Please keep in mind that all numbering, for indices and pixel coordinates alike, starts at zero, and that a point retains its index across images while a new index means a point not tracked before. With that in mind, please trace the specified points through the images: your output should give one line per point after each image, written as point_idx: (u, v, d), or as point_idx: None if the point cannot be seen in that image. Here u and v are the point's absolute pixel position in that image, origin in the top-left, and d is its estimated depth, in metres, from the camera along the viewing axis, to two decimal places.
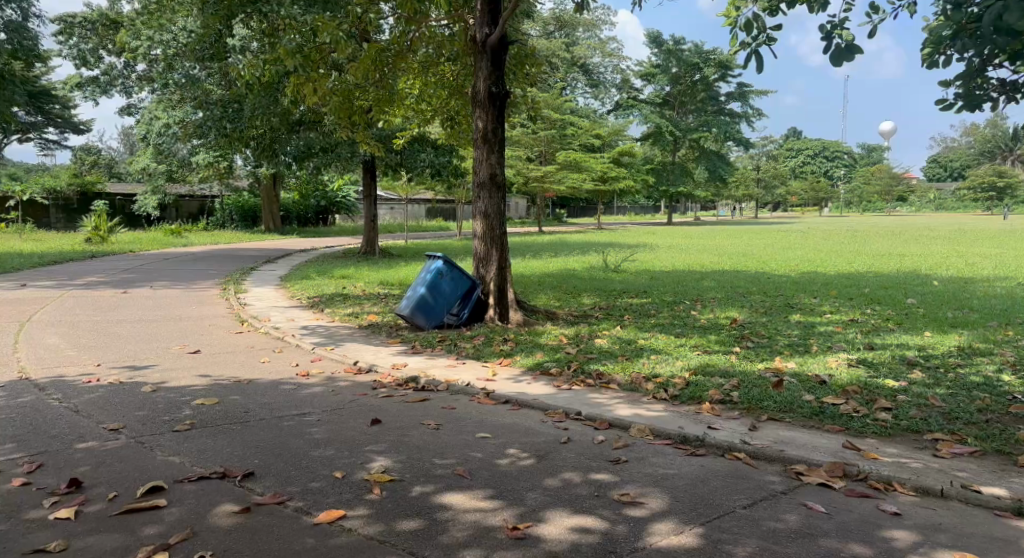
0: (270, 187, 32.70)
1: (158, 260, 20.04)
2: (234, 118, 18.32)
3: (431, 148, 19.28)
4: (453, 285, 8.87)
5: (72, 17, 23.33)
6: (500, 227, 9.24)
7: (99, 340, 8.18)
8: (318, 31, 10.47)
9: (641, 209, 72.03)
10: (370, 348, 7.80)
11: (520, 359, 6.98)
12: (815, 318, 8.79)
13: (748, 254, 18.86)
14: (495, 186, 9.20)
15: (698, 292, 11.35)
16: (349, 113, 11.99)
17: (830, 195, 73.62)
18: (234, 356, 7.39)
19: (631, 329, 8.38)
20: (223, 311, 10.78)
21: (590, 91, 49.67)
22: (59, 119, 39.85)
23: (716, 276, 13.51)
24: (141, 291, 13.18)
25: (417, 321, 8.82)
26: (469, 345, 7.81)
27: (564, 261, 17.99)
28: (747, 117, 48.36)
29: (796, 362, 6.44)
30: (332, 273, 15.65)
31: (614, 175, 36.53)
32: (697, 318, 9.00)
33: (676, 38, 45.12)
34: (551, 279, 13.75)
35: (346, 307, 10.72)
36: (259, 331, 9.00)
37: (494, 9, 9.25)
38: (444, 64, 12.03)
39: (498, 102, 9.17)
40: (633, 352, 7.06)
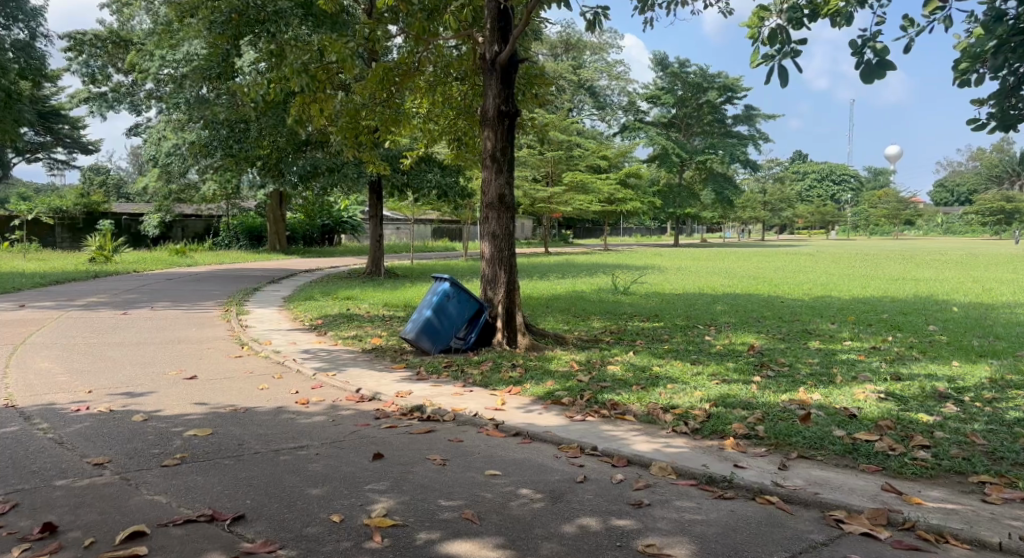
0: (276, 207, 32.59)
1: (162, 280, 19.81)
2: (241, 138, 18.10)
3: (438, 168, 19.13)
4: (459, 307, 8.58)
5: (83, 36, 23.33)
6: (509, 249, 8.96)
7: (94, 364, 7.90)
8: (326, 50, 10.27)
9: (648, 230, 71.87)
10: (373, 374, 7.48)
11: (530, 387, 6.67)
12: (835, 345, 8.46)
13: (759, 277, 18.56)
14: (504, 207, 8.95)
15: (711, 316, 11.04)
16: (354, 133, 11.76)
17: (838, 219, 73.32)
18: (231, 381, 7.11)
19: (645, 355, 8.05)
20: (223, 334, 10.49)
21: (596, 113, 49.68)
22: (67, 139, 39.89)
23: (728, 299, 13.19)
24: (142, 312, 12.92)
25: (423, 345, 8.54)
26: (476, 371, 7.50)
27: (572, 283, 17.69)
28: (754, 139, 48.22)
29: (821, 393, 6.11)
30: (336, 294, 15.39)
31: (620, 197, 36.36)
32: (712, 344, 8.68)
33: (682, 61, 45.12)
34: (559, 302, 13.46)
35: (350, 330, 10.42)
36: (259, 356, 8.69)
37: (503, 27, 9.04)
38: (452, 83, 11.86)
39: (508, 121, 8.93)
40: (648, 380, 6.74)
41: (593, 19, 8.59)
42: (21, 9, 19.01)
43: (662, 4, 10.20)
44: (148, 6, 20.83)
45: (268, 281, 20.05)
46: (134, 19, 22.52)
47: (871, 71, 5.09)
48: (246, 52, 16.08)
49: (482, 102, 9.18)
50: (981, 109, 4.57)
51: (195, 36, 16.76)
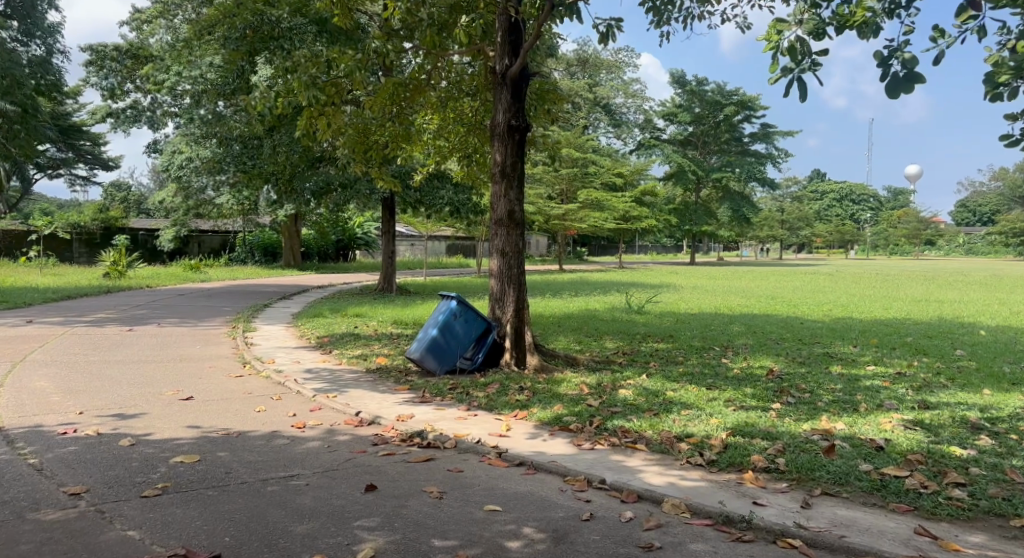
0: (291, 223, 32.58)
1: (174, 296, 19.69)
2: (255, 154, 18.04)
3: (450, 184, 18.95)
4: (466, 327, 8.32)
5: (104, 50, 23.61)
6: (518, 266, 8.70)
7: (90, 383, 7.68)
8: (335, 63, 10.09)
9: (664, 249, 71.53)
10: (375, 396, 7.21)
11: (537, 411, 6.37)
12: (857, 370, 8.11)
13: (777, 297, 18.16)
14: (513, 223, 8.68)
15: (728, 337, 10.69)
16: (363, 149, 11.57)
17: (857, 238, 72.54)
18: (228, 403, 6.85)
19: (658, 378, 7.72)
20: (228, 352, 10.27)
21: (612, 130, 49.56)
22: (88, 155, 40.22)
23: (745, 320, 12.84)
24: (148, 329, 12.75)
25: (428, 365, 8.29)
26: (482, 394, 7.21)
27: (585, 302, 17.38)
28: (772, 158, 47.84)
29: (845, 423, 5.78)
30: (345, 311, 15.17)
31: (636, 215, 36.06)
32: (728, 367, 8.35)
33: (699, 79, 44.90)
34: (571, 321, 13.15)
35: (356, 349, 10.15)
36: (260, 375, 8.44)
37: (514, 40, 8.82)
38: (464, 99, 11.67)
39: (518, 136, 8.69)
40: (661, 406, 6.42)
41: (606, 31, 8.34)
42: (39, 25, 19.10)
43: (678, 16, 9.95)
44: (166, 23, 20.89)
45: (279, 297, 19.90)
46: (152, 35, 22.62)
47: (896, 84, 4.85)
48: (260, 67, 16.05)
49: (492, 117, 8.95)
50: (1014, 124, 4.29)
51: (211, 52, 16.72)
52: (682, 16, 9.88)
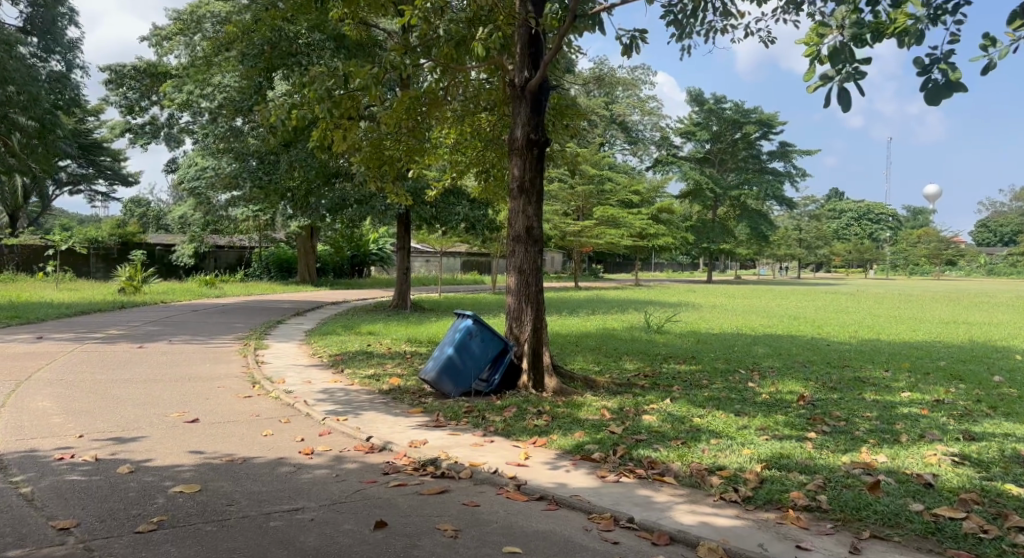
0: (307, 239, 32.47)
1: (187, 312, 19.50)
2: (271, 170, 17.88)
3: (467, 200, 18.74)
4: (483, 346, 8.00)
5: (123, 69, 23.68)
6: (536, 283, 8.40)
7: (92, 404, 7.41)
8: (351, 76, 9.86)
9: (680, 267, 71.05)
10: (387, 420, 6.91)
11: (557, 438, 6.05)
12: (893, 397, 7.74)
13: (799, 317, 17.75)
14: (531, 240, 8.40)
15: (752, 359, 10.33)
16: (377, 163, 11.34)
17: (876, 258, 71.75)
18: (234, 427, 6.56)
19: (683, 403, 7.38)
20: (238, 371, 9.99)
21: (628, 147, 49.35)
22: (108, 171, 40.34)
23: (769, 341, 12.45)
24: (158, 346, 12.50)
25: (444, 387, 7.96)
26: (499, 418, 6.90)
27: (602, 320, 17.06)
28: (791, 176, 47.45)
29: (887, 456, 5.46)
30: (359, 328, 14.91)
31: (653, 232, 35.74)
32: (755, 391, 7.99)
33: (717, 97, 44.67)
34: (588, 340, 12.82)
35: (368, 368, 9.86)
36: (269, 396, 8.16)
37: (533, 54, 8.57)
38: (481, 114, 11.43)
39: (537, 150, 8.42)
40: (689, 434, 6.09)
41: (630, 43, 8.08)
42: (59, 41, 19.02)
43: (701, 31, 9.70)
44: (185, 40, 20.89)
45: (293, 313, 19.68)
46: (171, 53, 22.64)
47: (941, 93, 4.54)
48: (278, 82, 15.98)
49: (510, 131, 8.69)
50: None
51: (229, 68, 16.65)
52: (707, 29, 9.61)
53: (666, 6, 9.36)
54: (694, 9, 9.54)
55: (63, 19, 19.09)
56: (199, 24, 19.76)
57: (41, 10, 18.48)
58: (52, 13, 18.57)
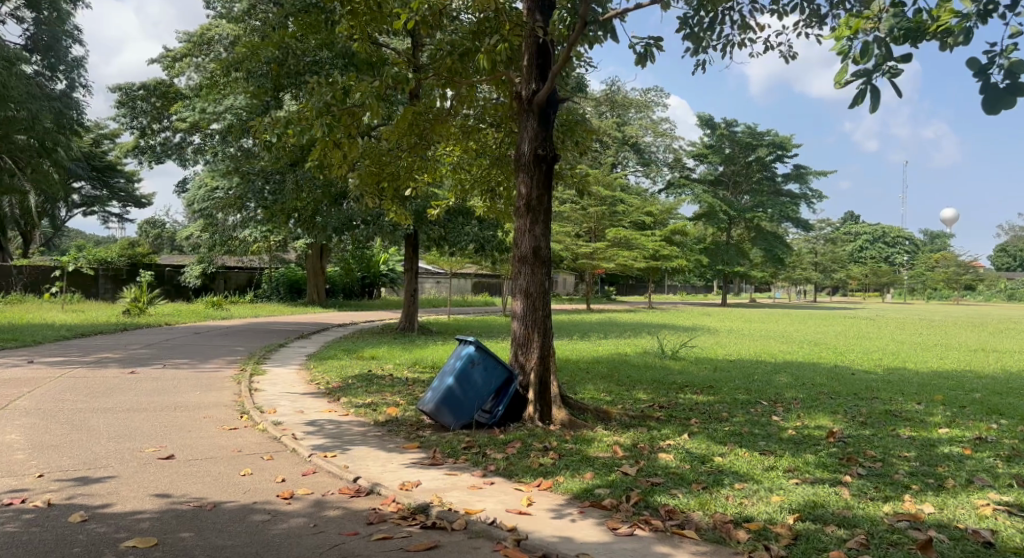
0: (316, 259, 32.04)
1: (189, 335, 19.02)
2: (276, 191, 17.37)
3: (476, 220, 18.25)
4: (486, 376, 7.39)
5: (133, 90, 23.45)
6: (543, 307, 7.84)
7: (64, 438, 6.88)
8: (350, 88, 9.39)
9: (694, 289, 70.25)
10: (379, 456, 6.34)
11: (564, 480, 5.46)
12: (931, 433, 7.13)
13: (821, 343, 17.08)
14: (539, 261, 7.85)
15: (775, 390, 9.69)
16: (379, 182, 10.86)
17: (894, 282, 70.72)
18: (211, 465, 6.01)
19: (703, 439, 6.78)
20: (229, 399, 9.44)
21: (641, 169, 48.83)
22: (122, 193, 40.24)
23: (791, 369, 11.81)
24: (150, 372, 11.95)
25: (443, 420, 7.41)
26: (501, 455, 6.32)
27: (615, 345, 16.44)
28: (806, 198, 46.90)
29: (934, 504, 4.90)
30: (361, 353, 14.38)
31: (666, 254, 35.15)
32: (780, 427, 7.39)
33: (730, 120, 44.35)
34: (600, 366, 12.22)
35: (366, 397, 9.28)
36: (256, 428, 7.60)
37: (541, 64, 8.08)
38: (486, 130, 10.93)
39: (545, 166, 7.89)
40: (710, 477, 5.50)
41: (644, 51, 7.57)
42: (62, 59, 18.66)
43: (718, 46, 9.21)
44: (196, 62, 20.67)
45: (297, 336, 19.15)
46: (183, 74, 22.43)
47: (998, 97, 4.10)
48: (286, 101, 15.65)
49: (517, 146, 8.18)
50: None
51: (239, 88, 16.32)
52: (724, 44, 9.12)
53: (681, 18, 8.89)
54: (711, 21, 9.06)
55: (67, 38, 18.78)
56: (210, 47, 19.56)
57: (45, 28, 18.16)
58: (56, 31, 18.26)
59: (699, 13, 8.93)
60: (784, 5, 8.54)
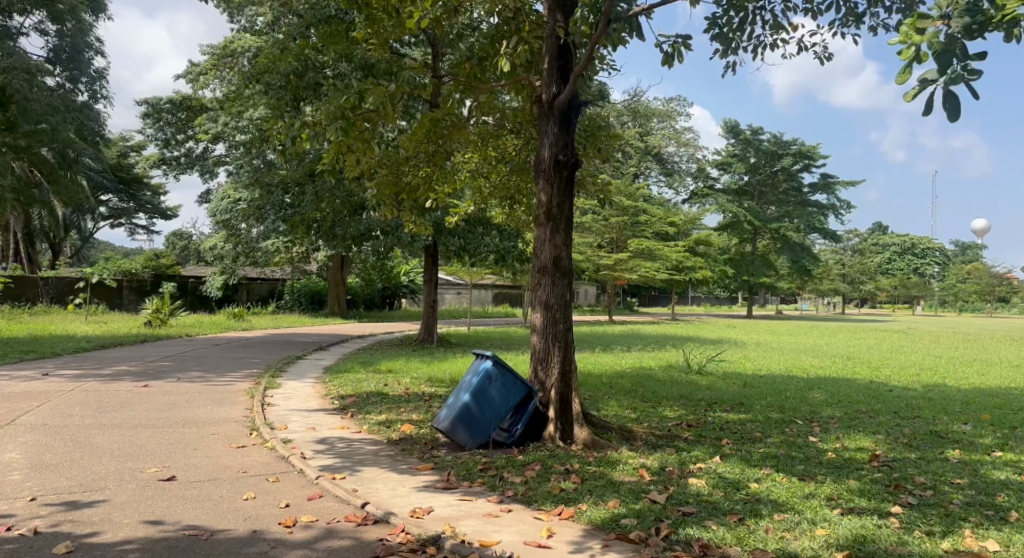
0: (337, 270, 31.93)
1: (207, 346, 18.82)
2: (295, 201, 17.15)
3: (497, 230, 17.93)
4: (504, 393, 7.00)
5: (158, 103, 23.45)
6: (564, 319, 7.45)
7: (64, 456, 6.59)
8: (367, 93, 9.09)
9: (718, 300, 69.45)
10: (390, 479, 5.98)
11: (587, 509, 5.06)
12: (982, 457, 6.66)
13: (853, 357, 16.53)
14: (560, 272, 7.47)
15: (809, 408, 9.21)
16: (395, 191, 10.54)
17: (924, 293, 69.47)
18: (213, 488, 5.68)
19: (736, 463, 6.36)
20: (239, 415, 9.12)
21: (664, 179, 48.33)
22: (148, 205, 40.47)
23: (824, 385, 11.30)
24: (163, 385, 11.67)
25: (459, 438, 7.04)
26: (520, 478, 5.93)
27: (639, 358, 16.00)
28: (833, 208, 46.20)
29: (997, 540, 4.46)
30: (378, 366, 14.05)
31: (690, 265, 34.69)
32: (818, 450, 6.94)
33: (755, 128, 43.93)
34: (623, 381, 11.77)
35: (381, 413, 8.91)
36: (264, 446, 7.26)
37: (563, 66, 7.68)
38: (506, 136, 10.56)
39: (566, 173, 7.52)
40: (746, 506, 5.08)
41: (672, 50, 7.17)
42: (84, 70, 17.88)
43: (749, 47, 8.80)
44: (221, 74, 20.61)
45: (316, 348, 18.89)
46: (207, 86, 22.42)
47: None
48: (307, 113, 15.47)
49: (537, 153, 7.82)
50: None
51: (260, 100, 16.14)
52: (755, 45, 8.70)
53: (710, 18, 8.49)
54: (741, 22, 8.66)
55: (90, 49, 17.98)
56: (234, 58, 19.40)
57: (67, 40, 17.39)
58: (78, 42, 17.48)
59: (728, 13, 8.53)
60: (818, 3, 8.11)
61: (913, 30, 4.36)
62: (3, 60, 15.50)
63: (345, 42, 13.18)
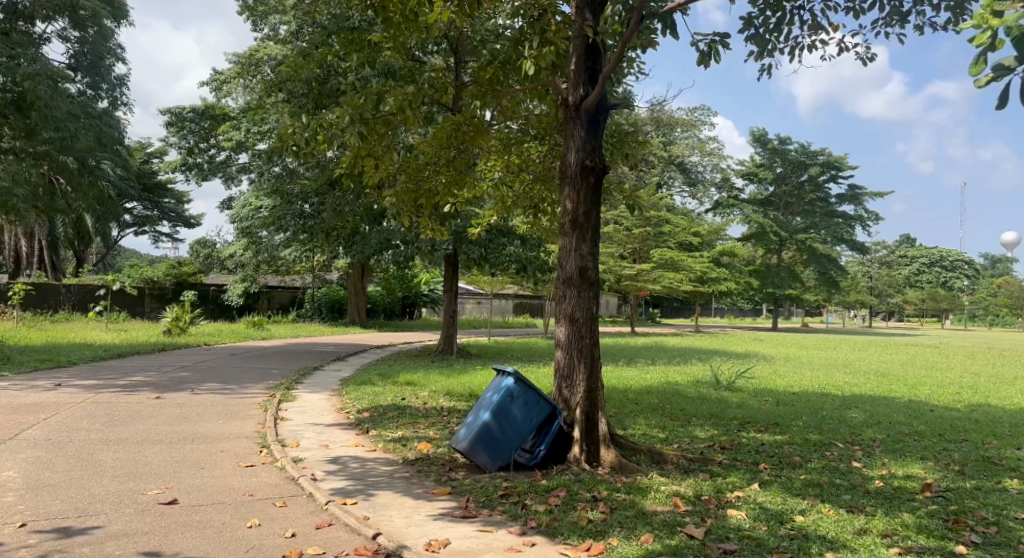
0: (358, 279, 31.72)
1: (225, 356, 18.57)
2: (316, 210, 16.89)
3: (519, 240, 17.57)
4: (526, 411, 6.58)
5: (182, 112, 23.30)
6: (591, 334, 7.03)
7: (65, 475, 6.28)
8: (386, 96, 8.75)
9: (741, 313, 68.54)
10: (405, 505, 5.59)
11: (617, 544, 4.65)
12: None
13: (887, 374, 15.96)
14: (586, 284, 7.06)
15: (849, 430, 8.70)
16: (415, 199, 10.16)
17: (954, 307, 68.16)
18: (215, 514, 5.34)
19: (777, 492, 5.92)
20: (251, 430, 8.78)
21: (687, 190, 47.80)
22: (172, 213, 40.50)
23: (861, 404, 10.78)
24: (175, 397, 11.36)
25: (478, 460, 6.61)
26: (544, 505, 5.52)
27: (665, 372, 15.54)
28: (861, 219, 45.43)
29: None
30: (396, 378, 13.69)
31: (714, 276, 34.17)
32: (864, 477, 6.48)
33: (782, 137, 43.35)
34: (650, 397, 11.31)
35: (397, 429, 8.52)
36: (274, 465, 6.92)
37: (592, 67, 7.28)
38: (529, 142, 10.19)
39: (593, 179, 7.11)
40: (793, 543, 4.66)
41: (708, 48, 6.76)
42: (106, 77, 17.67)
43: (786, 48, 8.38)
44: (245, 83, 20.43)
45: (334, 359, 18.57)
46: (231, 95, 22.28)
47: None
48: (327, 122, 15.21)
49: (562, 158, 7.42)
50: None
51: (281, 109, 15.89)
52: (793, 46, 8.29)
53: (746, 18, 8.07)
54: (778, 22, 8.23)
55: (112, 56, 17.78)
56: (257, 67, 19.19)
57: (89, 47, 17.16)
58: (100, 48, 17.23)
59: (765, 13, 8.10)
60: (861, 2, 7.69)
61: (990, 13, 3.86)
62: (29, 67, 15.26)
63: (367, 49, 12.90)
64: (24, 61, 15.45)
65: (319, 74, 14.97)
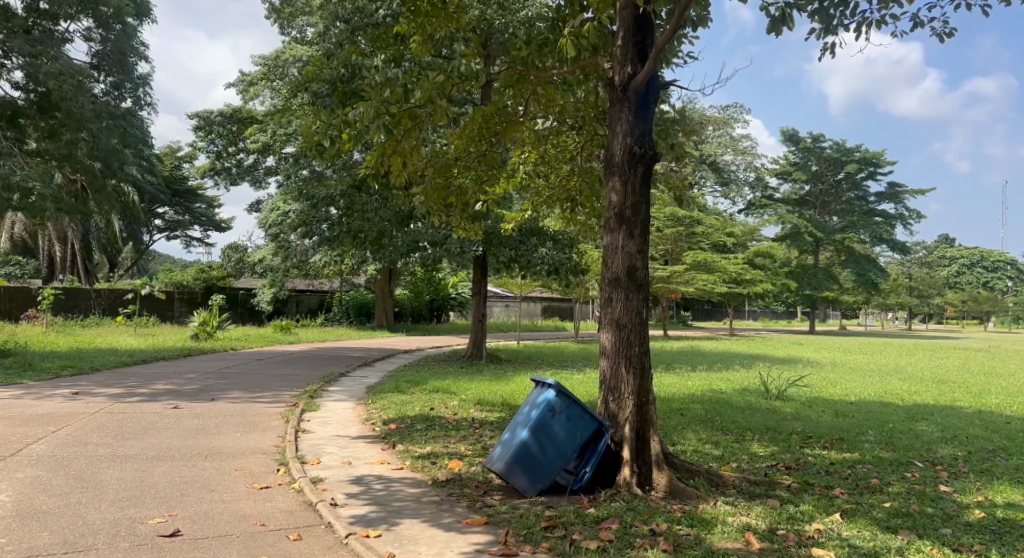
0: (385, 282, 31.09)
1: (251, 361, 18.00)
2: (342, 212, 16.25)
3: (550, 241, 16.84)
4: (569, 428, 5.84)
5: (210, 116, 22.70)
6: (640, 341, 6.28)
7: (62, 498, 5.68)
8: (410, 83, 8.01)
9: (775, 315, 67.06)
10: (436, 538, 4.89)
11: None
12: None
13: (945, 380, 14.95)
14: (635, 285, 6.31)
15: (924, 446, 7.83)
16: (444, 197, 9.38)
17: (998, 310, 66.04)
18: (220, 550, 4.69)
19: (864, 524, 5.16)
20: (268, 446, 8.11)
21: (720, 190, 46.76)
22: (203, 218, 40.24)
23: (930, 416, 9.86)
24: (194, 407, 10.73)
25: (516, 482, 5.89)
26: (596, 540, 4.80)
27: (709, 378, 14.64)
28: (901, 217, 44.02)
29: None
30: (424, 385, 12.99)
31: (750, 278, 33.15)
32: (959, 506, 5.65)
33: (816, 136, 42.24)
34: (697, 406, 10.50)
35: (426, 445, 7.80)
36: (291, 488, 6.25)
37: (641, 42, 6.50)
38: (567, 133, 9.44)
39: (643, 168, 6.36)
40: None
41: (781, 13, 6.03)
42: (129, 76, 17.18)
43: (853, 24, 7.55)
44: (271, 85, 19.88)
45: (361, 364, 17.92)
46: (258, 97, 21.74)
47: None
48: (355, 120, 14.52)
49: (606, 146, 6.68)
50: None
51: (305, 107, 15.26)
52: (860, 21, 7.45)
53: None
54: None
55: (136, 54, 17.24)
56: (282, 67, 18.65)
57: (112, 44, 16.64)
58: (123, 46, 16.70)
59: None
60: None
61: None
62: (53, 65, 14.72)
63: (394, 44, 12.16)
64: (47, 60, 14.91)
65: (344, 72, 14.29)
